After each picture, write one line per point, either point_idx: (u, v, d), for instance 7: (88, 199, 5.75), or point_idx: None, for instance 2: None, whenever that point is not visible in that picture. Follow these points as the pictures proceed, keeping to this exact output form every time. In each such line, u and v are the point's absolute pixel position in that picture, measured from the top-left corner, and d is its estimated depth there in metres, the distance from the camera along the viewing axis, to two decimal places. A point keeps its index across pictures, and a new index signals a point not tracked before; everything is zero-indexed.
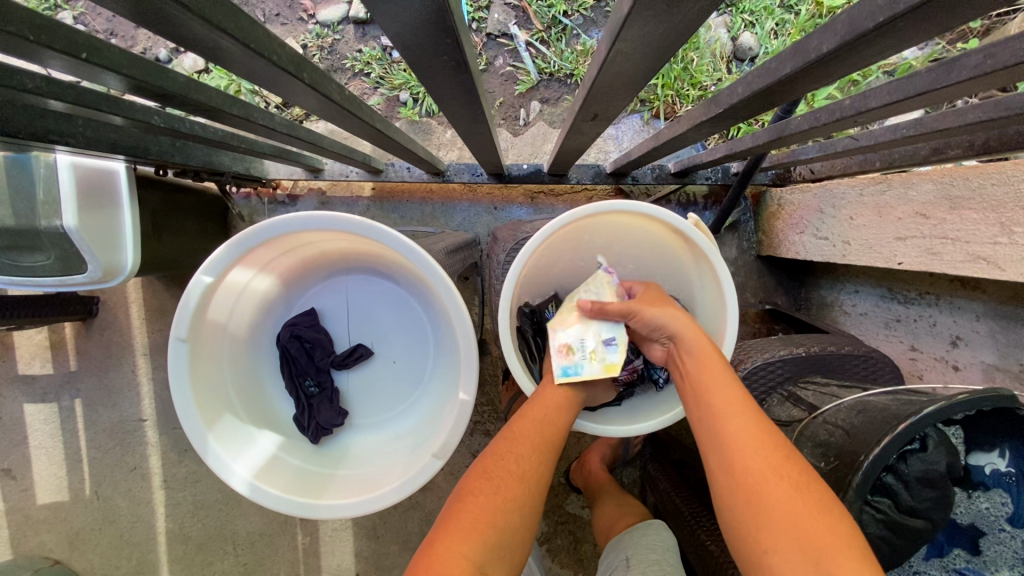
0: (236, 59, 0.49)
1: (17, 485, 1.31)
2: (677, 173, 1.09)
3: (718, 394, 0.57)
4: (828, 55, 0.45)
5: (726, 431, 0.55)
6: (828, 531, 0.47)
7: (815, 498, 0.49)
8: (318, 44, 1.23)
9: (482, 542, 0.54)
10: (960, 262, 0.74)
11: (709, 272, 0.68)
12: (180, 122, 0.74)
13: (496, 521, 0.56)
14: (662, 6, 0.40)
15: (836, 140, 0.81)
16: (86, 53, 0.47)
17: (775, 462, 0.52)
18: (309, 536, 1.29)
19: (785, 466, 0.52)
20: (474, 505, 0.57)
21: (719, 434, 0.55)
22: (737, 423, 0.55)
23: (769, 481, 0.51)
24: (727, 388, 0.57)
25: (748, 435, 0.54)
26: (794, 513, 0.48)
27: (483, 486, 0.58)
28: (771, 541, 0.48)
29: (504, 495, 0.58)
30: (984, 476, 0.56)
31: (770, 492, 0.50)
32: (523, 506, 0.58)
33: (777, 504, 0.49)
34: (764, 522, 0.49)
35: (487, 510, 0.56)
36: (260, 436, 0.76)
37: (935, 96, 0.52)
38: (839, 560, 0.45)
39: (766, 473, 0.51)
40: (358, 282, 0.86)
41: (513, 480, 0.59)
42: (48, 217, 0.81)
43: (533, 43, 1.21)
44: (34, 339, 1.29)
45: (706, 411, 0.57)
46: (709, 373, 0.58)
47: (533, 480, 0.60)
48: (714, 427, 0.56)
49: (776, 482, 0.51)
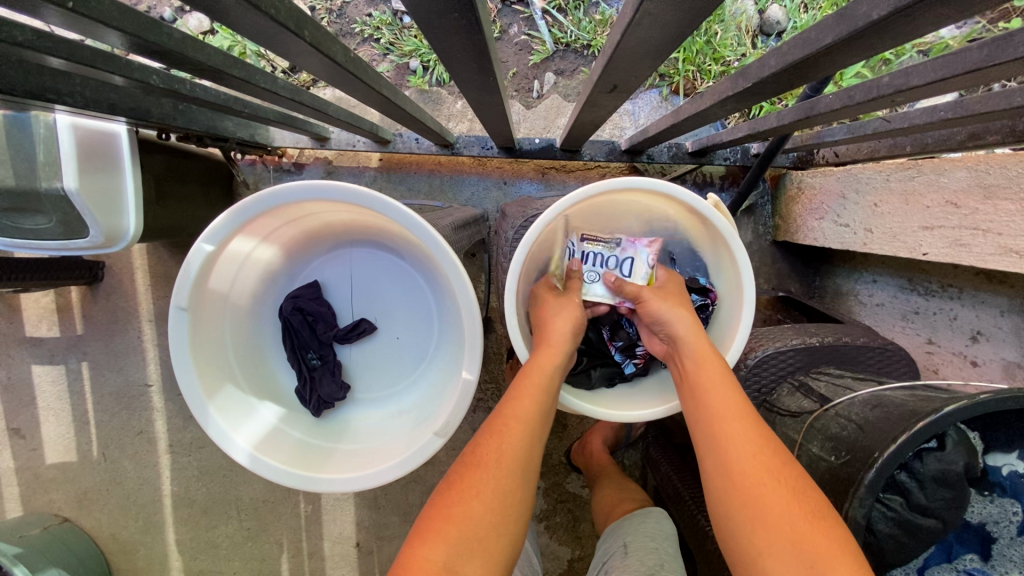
0: (234, 11, 0.46)
1: (27, 444, 1.33)
2: (694, 152, 1.05)
3: (713, 394, 0.57)
4: (879, 23, 0.42)
5: (723, 433, 0.55)
6: (824, 536, 0.47)
7: (809, 502, 0.49)
8: (327, 6, 1.19)
9: (447, 538, 0.53)
10: (990, 255, 0.71)
11: (725, 254, 0.66)
12: (181, 84, 0.71)
13: (466, 515, 0.55)
14: None
15: (866, 122, 0.77)
16: (73, 3, 0.43)
17: (772, 466, 0.52)
18: (312, 505, 1.30)
19: (781, 471, 0.52)
20: (448, 497, 0.57)
21: (715, 436, 0.55)
22: (737, 426, 0.55)
23: (765, 485, 0.51)
24: (723, 388, 0.57)
25: (744, 437, 0.54)
26: (791, 518, 0.48)
27: (461, 475, 0.58)
28: (767, 543, 0.48)
29: (474, 485, 0.56)
30: (1001, 477, 0.54)
31: (766, 496, 0.50)
32: (502, 488, 0.56)
33: (773, 508, 0.49)
34: (761, 525, 0.49)
35: (461, 498, 0.56)
36: (261, 408, 0.76)
37: (987, 73, 0.48)
38: (834, 564, 0.45)
39: (763, 477, 0.51)
40: (362, 255, 0.84)
41: (484, 469, 0.57)
42: (49, 179, 0.80)
43: (549, 11, 1.16)
44: (40, 302, 1.30)
45: (703, 410, 0.57)
46: (705, 372, 0.59)
47: (507, 463, 0.58)
48: (709, 428, 0.56)
49: (772, 487, 0.50)
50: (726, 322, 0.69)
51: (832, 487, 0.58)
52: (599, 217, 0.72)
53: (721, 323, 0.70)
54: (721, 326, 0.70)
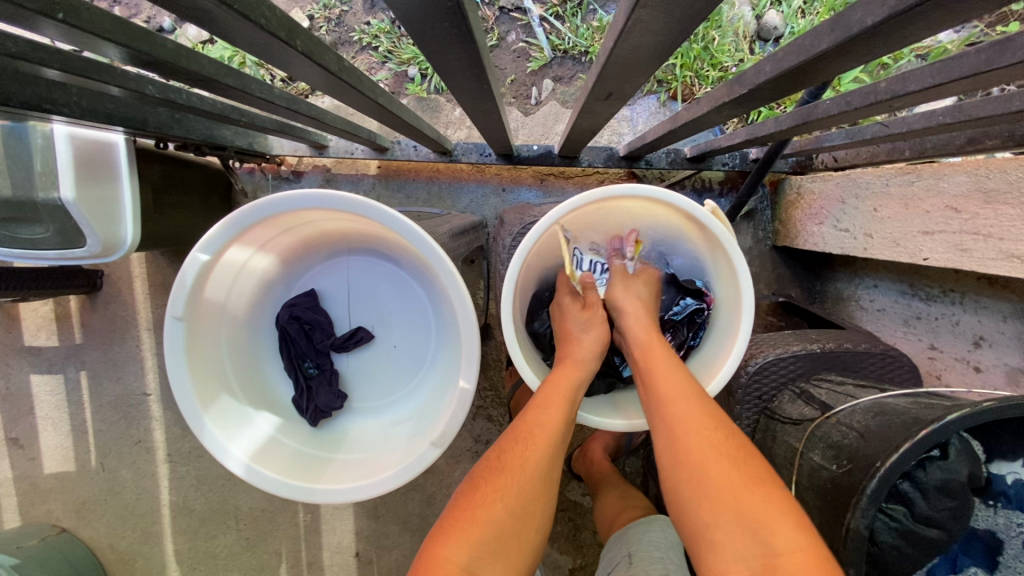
0: (222, 21, 0.45)
1: (25, 454, 1.32)
2: (693, 158, 1.05)
3: (660, 379, 0.59)
4: (873, 29, 0.41)
5: (670, 413, 0.56)
6: (766, 503, 0.48)
7: (754, 474, 0.51)
8: (325, 15, 1.19)
9: (470, 540, 0.53)
10: (992, 260, 0.70)
11: (723, 261, 0.65)
12: (177, 93, 0.71)
13: (489, 518, 0.54)
14: None
15: (863, 127, 0.77)
16: (62, 14, 0.43)
17: (717, 442, 0.53)
18: (310, 514, 1.29)
19: (726, 446, 0.53)
20: (472, 499, 0.56)
21: (662, 417, 0.56)
22: (681, 406, 0.56)
23: (709, 459, 0.52)
24: (669, 373, 0.59)
25: (690, 417, 0.55)
26: (736, 489, 0.50)
27: (487, 478, 0.57)
28: (714, 516, 0.49)
29: (499, 487, 0.56)
30: (1006, 486, 0.53)
31: (710, 469, 0.51)
32: (524, 496, 0.56)
33: (717, 481, 0.51)
34: (705, 498, 0.50)
35: (484, 500, 0.55)
36: (257, 418, 0.75)
37: (985, 78, 0.47)
38: (778, 529, 0.47)
39: (705, 451, 0.52)
40: (359, 263, 0.84)
41: (509, 473, 0.57)
42: (46, 189, 0.80)
43: (547, 18, 1.16)
44: (39, 311, 1.30)
45: (651, 395, 0.59)
46: (655, 360, 0.61)
47: (530, 471, 0.57)
48: (658, 413, 0.57)
49: (715, 460, 0.52)
50: (723, 330, 0.68)
51: (834, 497, 0.57)
52: (598, 219, 0.72)
53: (717, 330, 0.70)
54: (719, 335, 0.69)
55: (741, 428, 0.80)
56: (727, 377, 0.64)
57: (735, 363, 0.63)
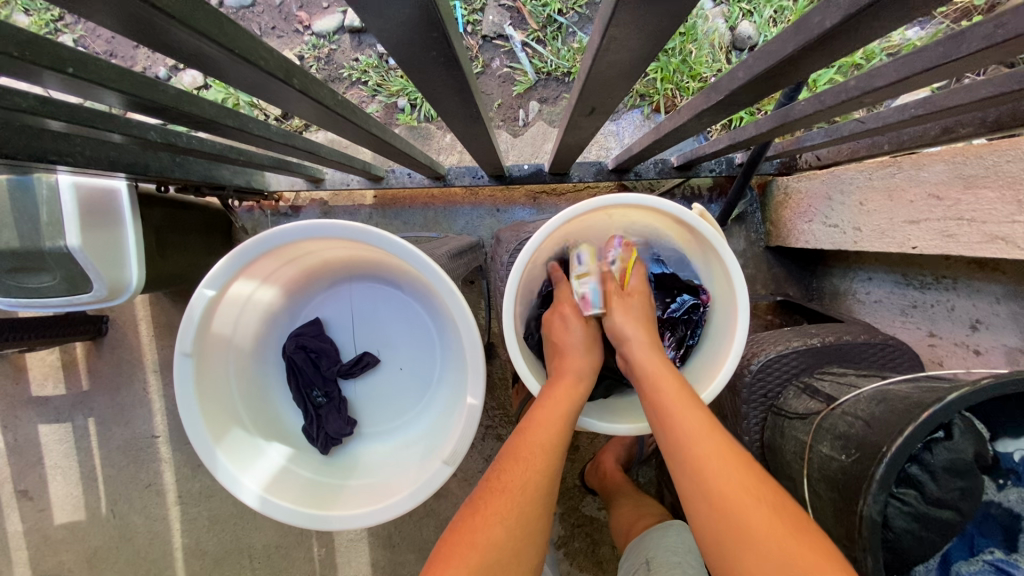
0: (225, 66, 0.48)
1: (35, 505, 1.32)
2: (680, 166, 1.08)
3: (680, 416, 0.57)
4: (833, 30, 0.44)
5: (691, 451, 0.55)
6: (807, 550, 0.47)
7: (790, 516, 0.50)
8: (315, 55, 1.24)
9: (472, 566, 0.53)
10: (978, 243, 0.71)
11: (715, 261, 0.66)
12: (178, 137, 0.74)
13: (490, 540, 0.54)
14: None
15: (842, 125, 0.79)
16: (72, 68, 0.46)
17: (751, 483, 0.52)
18: (325, 547, 1.28)
19: (760, 488, 0.52)
20: (472, 522, 0.56)
21: (685, 455, 0.55)
22: (706, 443, 0.55)
23: (746, 503, 0.51)
24: (688, 410, 0.58)
25: (717, 456, 0.54)
26: (777, 535, 0.48)
27: (487, 500, 0.58)
28: (757, 565, 0.48)
29: (498, 509, 0.57)
30: (1014, 464, 0.54)
31: (746, 513, 0.50)
32: (524, 518, 0.56)
33: (756, 526, 0.49)
34: (746, 543, 0.49)
35: (484, 525, 0.55)
36: (268, 449, 0.76)
37: (944, 71, 0.50)
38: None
39: (740, 494, 0.51)
40: (361, 289, 0.85)
41: (509, 493, 0.57)
42: (53, 238, 0.82)
43: (529, 43, 1.21)
44: (46, 360, 1.30)
45: (666, 428, 0.57)
46: (663, 394, 0.59)
47: (530, 489, 0.58)
48: (678, 446, 0.56)
49: (752, 504, 0.51)
50: (720, 325, 0.70)
51: (843, 486, 0.57)
52: (586, 229, 0.73)
53: (715, 331, 0.71)
54: (717, 333, 0.70)
55: (750, 427, 0.81)
56: (727, 376, 0.65)
57: (735, 361, 0.64)
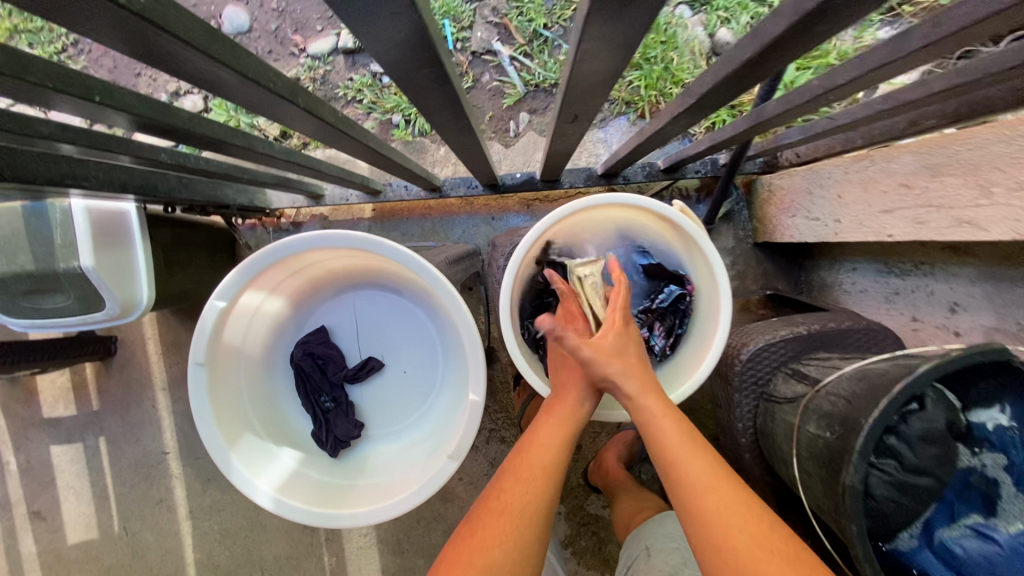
0: (237, 89, 0.53)
1: (48, 526, 1.34)
2: (666, 169, 1.12)
3: (693, 466, 0.58)
4: (785, 34, 0.48)
5: (703, 502, 0.55)
6: None
7: (802, 565, 0.51)
8: (311, 76, 1.28)
9: None
10: (947, 228, 0.74)
11: (698, 254, 0.70)
12: (186, 157, 0.78)
13: (488, 562, 0.56)
14: (614, 6, 0.43)
15: (816, 123, 0.83)
16: (99, 96, 0.51)
17: (764, 534, 0.53)
18: (335, 556, 1.30)
19: (773, 537, 0.53)
20: (472, 542, 0.58)
21: (697, 505, 0.56)
22: (718, 494, 0.56)
23: (760, 555, 0.51)
24: (703, 460, 0.59)
25: (729, 509, 0.55)
26: None
27: (485, 521, 0.59)
28: None
29: (497, 531, 0.58)
30: (988, 432, 0.57)
31: (760, 565, 0.50)
32: (521, 542, 0.58)
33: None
34: None
35: (483, 544, 0.57)
36: (280, 453, 0.79)
37: (894, 67, 0.54)
38: None
39: (753, 547, 0.52)
40: (364, 296, 0.89)
41: (508, 517, 0.59)
42: (67, 260, 0.86)
43: (516, 57, 1.26)
44: (56, 382, 1.33)
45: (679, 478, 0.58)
46: (674, 444, 0.60)
47: (529, 513, 0.60)
48: (690, 495, 0.57)
49: (765, 556, 0.51)
50: (706, 315, 0.73)
51: (828, 461, 0.60)
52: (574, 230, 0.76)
53: (701, 321, 0.74)
54: (703, 322, 0.73)
55: (743, 415, 0.84)
56: (714, 361, 0.68)
57: (721, 347, 0.67)
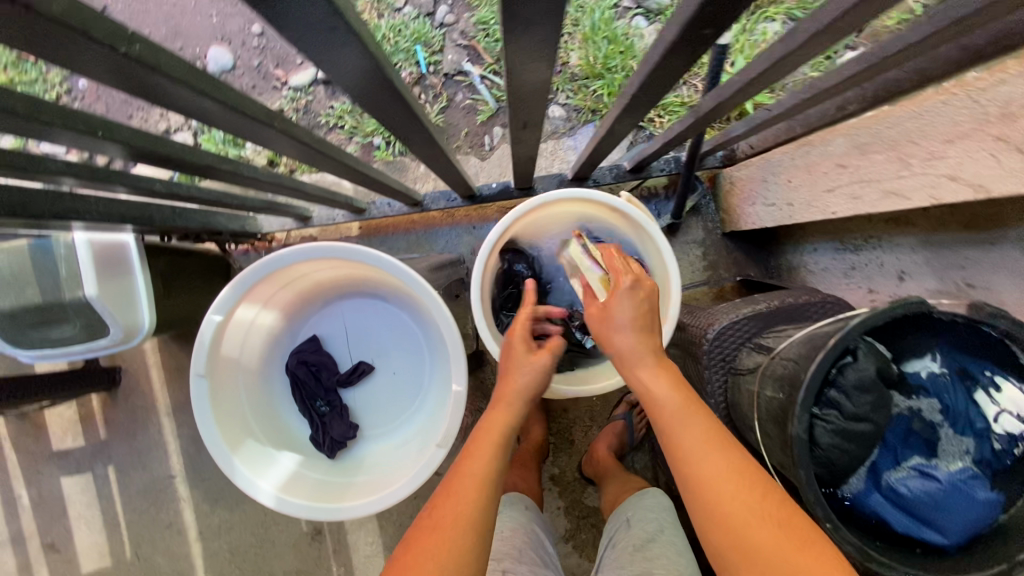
0: (221, 118, 0.60)
1: (62, 557, 1.37)
2: (632, 169, 1.19)
3: (686, 431, 0.61)
4: (689, 35, 0.55)
5: (694, 464, 0.59)
6: (793, 539, 0.53)
7: (778, 509, 0.55)
8: (294, 106, 1.36)
9: None
10: (878, 200, 0.80)
11: (650, 240, 0.77)
12: (180, 186, 0.85)
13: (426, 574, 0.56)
14: (533, 22, 0.50)
15: (758, 115, 0.91)
16: (101, 131, 0.58)
17: (745, 485, 0.57)
18: (343, 566, 1.33)
19: (753, 488, 0.57)
20: (406, 561, 0.58)
21: (689, 470, 0.60)
22: (707, 455, 0.59)
23: (740, 506, 0.56)
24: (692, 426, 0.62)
25: (714, 466, 0.58)
26: (769, 530, 0.54)
27: (422, 537, 0.60)
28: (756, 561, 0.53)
29: (432, 544, 0.59)
30: (921, 379, 0.62)
31: (743, 516, 0.55)
32: (458, 549, 0.58)
33: (751, 525, 0.54)
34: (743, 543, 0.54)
35: (420, 560, 0.57)
36: (280, 456, 0.83)
37: (796, 58, 0.61)
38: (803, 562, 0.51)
39: (737, 497, 0.56)
40: (352, 305, 0.95)
41: (441, 529, 0.59)
42: (73, 290, 0.92)
43: (486, 75, 1.34)
44: (64, 415, 1.38)
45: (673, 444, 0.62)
46: (668, 413, 0.63)
47: (464, 519, 0.60)
48: (685, 461, 0.60)
49: (746, 505, 0.56)
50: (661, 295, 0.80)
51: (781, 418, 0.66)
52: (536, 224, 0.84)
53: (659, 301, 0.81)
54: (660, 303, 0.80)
55: (714, 390, 0.89)
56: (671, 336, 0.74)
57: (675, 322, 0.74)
